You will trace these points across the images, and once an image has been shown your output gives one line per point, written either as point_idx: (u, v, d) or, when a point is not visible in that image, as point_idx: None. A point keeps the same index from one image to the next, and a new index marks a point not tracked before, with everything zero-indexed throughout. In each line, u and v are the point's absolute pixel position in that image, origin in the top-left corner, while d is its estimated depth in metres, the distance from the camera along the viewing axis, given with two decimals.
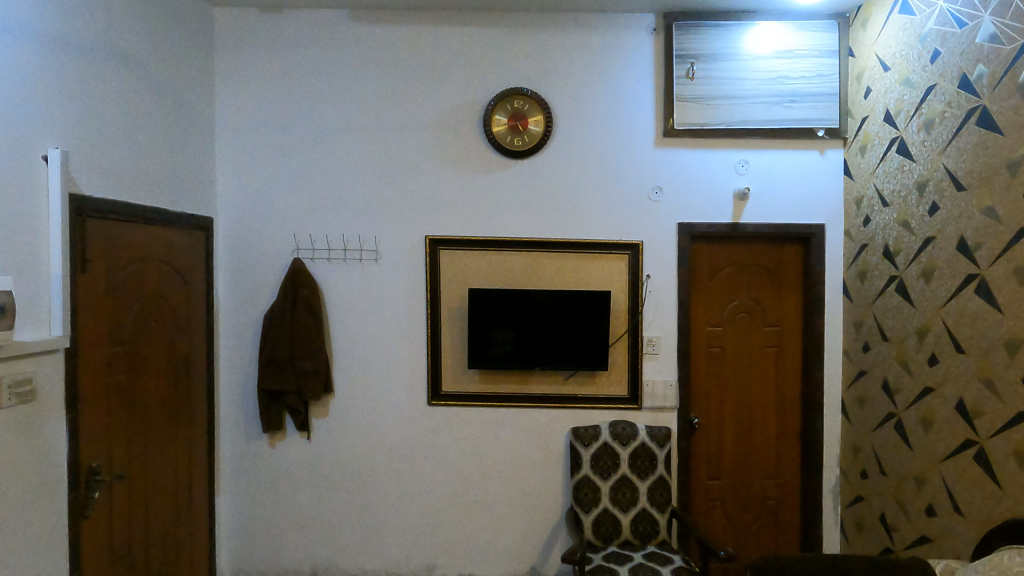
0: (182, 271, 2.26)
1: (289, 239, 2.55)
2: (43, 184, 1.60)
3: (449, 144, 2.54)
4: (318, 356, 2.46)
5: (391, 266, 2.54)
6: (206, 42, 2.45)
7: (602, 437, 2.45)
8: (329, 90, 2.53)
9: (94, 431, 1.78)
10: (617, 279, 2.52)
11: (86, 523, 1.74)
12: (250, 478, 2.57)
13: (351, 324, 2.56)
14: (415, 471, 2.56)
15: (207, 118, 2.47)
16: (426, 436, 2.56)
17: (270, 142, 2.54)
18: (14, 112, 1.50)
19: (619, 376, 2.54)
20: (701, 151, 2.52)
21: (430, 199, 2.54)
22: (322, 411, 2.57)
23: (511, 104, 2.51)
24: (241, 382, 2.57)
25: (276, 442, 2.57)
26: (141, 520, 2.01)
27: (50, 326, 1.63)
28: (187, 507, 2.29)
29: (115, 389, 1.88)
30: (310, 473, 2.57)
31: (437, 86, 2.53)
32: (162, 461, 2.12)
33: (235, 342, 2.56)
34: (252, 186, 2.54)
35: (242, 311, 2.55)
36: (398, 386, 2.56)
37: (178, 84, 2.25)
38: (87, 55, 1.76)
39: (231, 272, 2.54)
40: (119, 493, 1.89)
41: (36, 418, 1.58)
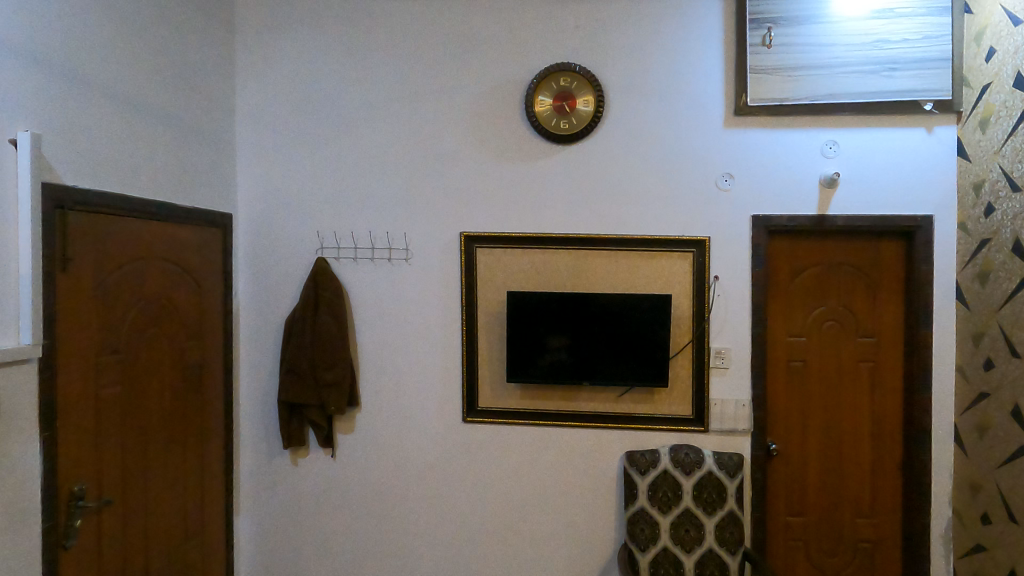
0: (193, 271, 2.06)
1: (313, 236, 2.32)
2: (11, 171, 1.40)
3: (487, 130, 2.25)
4: (343, 366, 2.22)
5: (422, 266, 2.28)
6: (224, 23, 2.26)
7: (661, 464, 2.12)
8: (356, 73, 2.30)
9: (79, 452, 1.58)
10: (680, 281, 2.17)
11: (65, 556, 1.54)
12: (271, 498, 2.36)
13: (379, 331, 2.31)
14: (449, 495, 2.29)
15: (226, 106, 2.27)
16: (460, 457, 2.28)
17: (293, 131, 2.33)
18: None
19: (682, 394, 2.19)
20: (780, 131, 2.15)
21: (466, 192, 2.26)
22: (348, 426, 2.33)
23: (557, 83, 2.20)
24: (262, 394, 2.36)
25: (299, 459, 2.35)
26: (139, 550, 1.80)
27: (19, 333, 1.42)
28: (199, 529, 2.09)
29: (109, 403, 1.69)
30: (334, 494, 2.33)
31: (474, 65, 2.25)
32: (166, 480, 1.92)
33: (256, 348, 2.35)
34: (274, 180, 2.33)
35: (264, 315, 2.35)
36: (430, 400, 2.29)
37: (189, 67, 2.04)
38: (72, 30, 1.55)
39: (252, 273, 2.34)
40: (109, 520, 1.68)
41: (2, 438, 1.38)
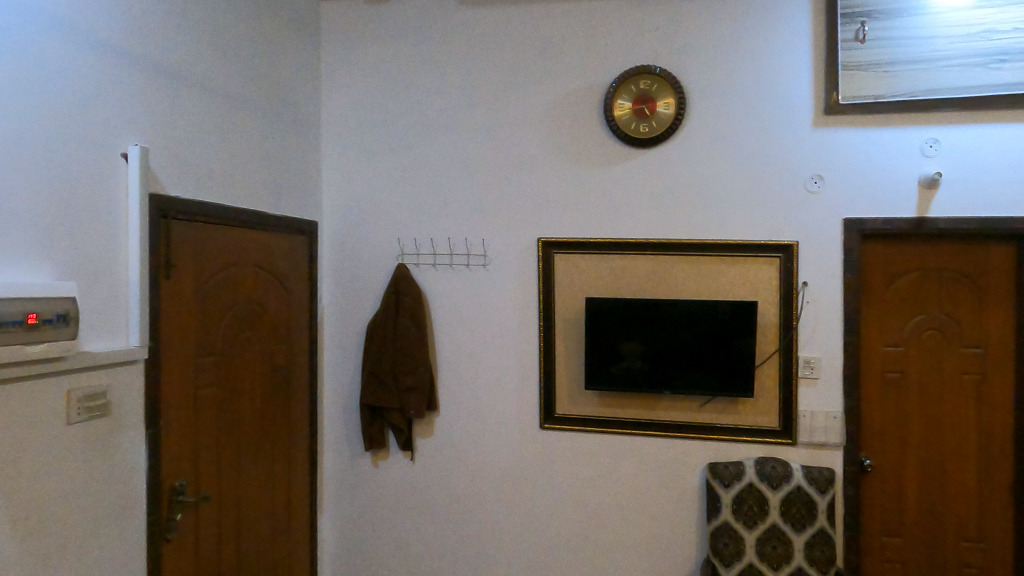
0: (282, 277, 2.14)
1: (393, 243, 2.37)
2: (122, 183, 1.49)
3: (565, 135, 2.24)
4: (422, 371, 2.25)
5: (500, 272, 2.29)
6: (311, 38, 2.34)
7: (747, 477, 2.04)
8: (436, 82, 2.33)
9: (179, 449, 1.67)
10: (766, 288, 2.09)
11: (167, 548, 1.62)
12: (353, 498, 2.42)
13: (457, 336, 2.33)
14: (526, 502, 2.28)
15: (312, 117, 2.35)
16: (538, 463, 2.27)
17: (375, 140, 2.38)
18: (89, 106, 1.39)
19: (769, 404, 2.10)
20: (874, 129, 2.04)
21: (544, 197, 2.26)
22: (426, 430, 2.36)
23: (637, 85, 2.17)
24: (345, 396, 2.42)
25: (379, 461, 2.39)
26: (232, 545, 1.88)
27: (128, 335, 1.51)
28: (286, 527, 2.16)
29: (205, 403, 1.77)
30: (413, 497, 2.37)
31: (552, 71, 2.25)
32: (256, 477, 2.00)
33: (339, 352, 2.42)
34: (357, 188, 2.40)
35: (346, 320, 2.41)
36: (507, 406, 2.29)
37: (279, 80, 2.13)
38: (175, 48, 1.64)
39: (336, 279, 2.41)
40: (205, 515, 1.76)
41: (113, 435, 1.46)
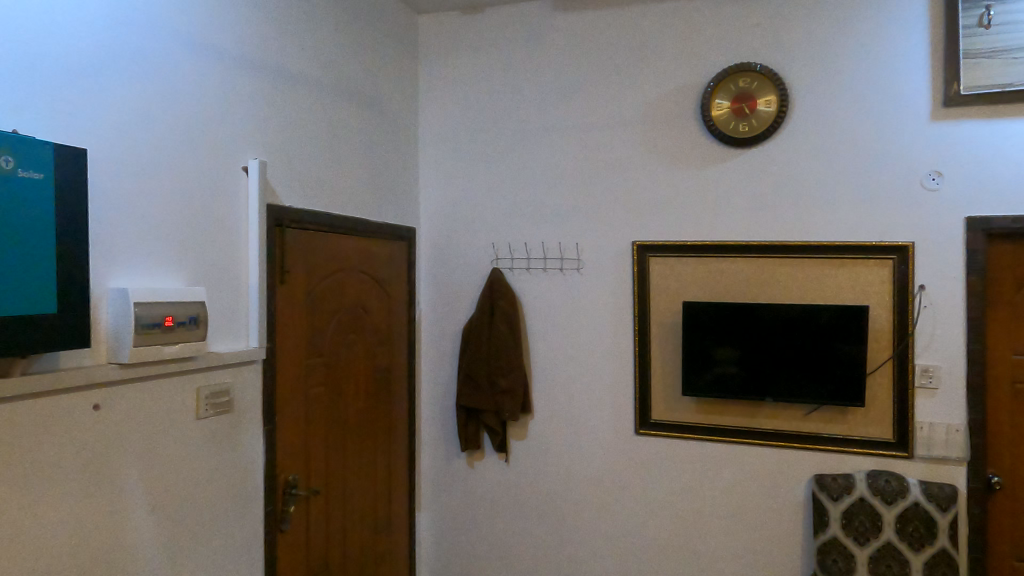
0: (383, 282, 2.22)
1: (488, 248, 2.41)
2: (243, 195, 1.59)
3: (660, 137, 2.21)
4: (517, 374, 2.28)
5: (594, 276, 2.28)
6: (410, 51, 2.43)
7: (857, 491, 1.94)
8: (530, 88, 2.36)
9: (292, 445, 1.76)
10: (878, 292, 1.99)
11: (281, 538, 1.72)
12: (449, 498, 2.48)
13: (551, 340, 2.34)
14: (621, 507, 2.26)
15: (411, 127, 2.43)
16: (633, 469, 2.25)
17: (471, 147, 2.44)
18: (215, 124, 1.50)
19: (882, 415, 1.99)
20: (1002, 120, 1.88)
21: (639, 200, 2.24)
22: (521, 433, 2.38)
23: (736, 84, 2.11)
24: (441, 397, 2.48)
25: (475, 462, 2.44)
26: (338, 538, 1.97)
27: (248, 337, 1.61)
28: (387, 523, 2.24)
29: (315, 401, 1.86)
30: (508, 498, 2.40)
31: (646, 73, 2.23)
32: (360, 474, 2.08)
33: (436, 355, 2.49)
34: (453, 195, 2.46)
35: (443, 323, 2.47)
36: (602, 410, 2.28)
37: (381, 93, 2.22)
38: (288, 67, 1.75)
39: (433, 283, 2.48)
40: (315, 508, 1.85)
41: (235, 430, 1.56)
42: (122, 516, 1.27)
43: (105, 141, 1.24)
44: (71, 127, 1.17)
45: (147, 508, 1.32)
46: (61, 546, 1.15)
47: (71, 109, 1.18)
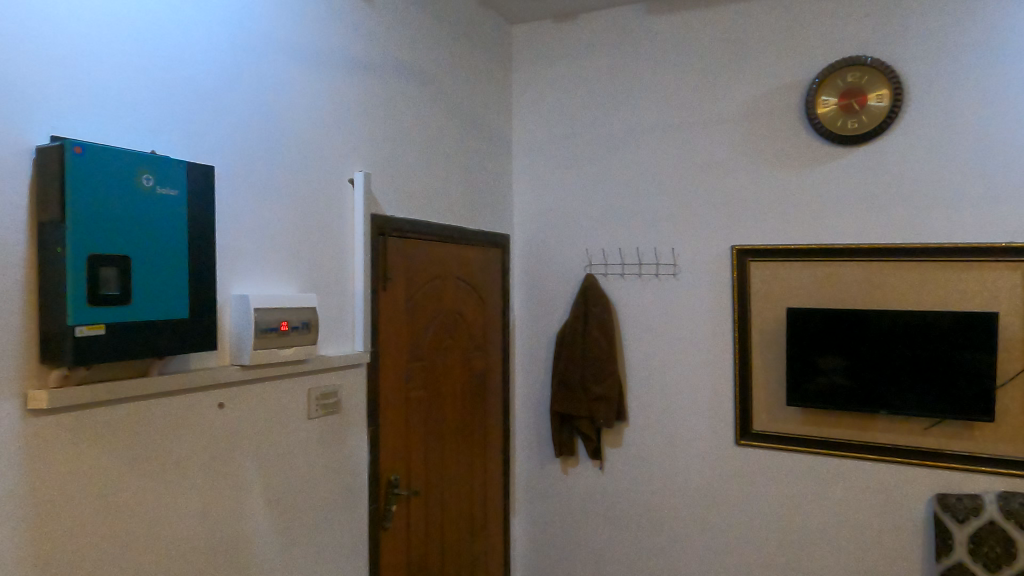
0: (479, 288, 2.26)
1: (581, 254, 2.41)
2: (349, 205, 1.67)
3: (761, 136, 2.14)
4: (611, 380, 2.25)
5: (691, 282, 2.23)
6: (504, 61, 2.47)
7: (987, 514, 1.79)
8: (624, 93, 2.35)
9: (394, 445, 1.83)
10: (1008, 297, 1.83)
11: (384, 535, 1.78)
12: (544, 503, 2.48)
13: (646, 346, 2.31)
14: (722, 520, 2.19)
15: (505, 136, 2.47)
16: (734, 480, 2.17)
17: (564, 153, 2.44)
18: (324, 139, 1.58)
19: (1014, 431, 1.83)
20: None
21: (738, 203, 2.17)
22: (616, 440, 2.35)
23: (844, 79, 2.01)
24: (535, 403, 2.49)
25: (569, 468, 2.44)
26: (437, 538, 2.01)
27: (354, 341, 1.69)
28: (483, 525, 2.28)
29: (415, 404, 1.92)
30: (603, 505, 2.38)
31: (746, 71, 2.16)
32: (457, 476, 2.12)
33: (530, 360, 2.50)
34: (546, 201, 2.47)
35: (536, 329, 2.49)
36: (700, 419, 2.22)
37: (477, 103, 2.27)
38: (390, 82, 1.82)
39: (527, 289, 2.50)
40: (415, 508, 1.91)
41: (342, 430, 1.63)
42: (242, 508, 1.35)
43: (230, 158, 1.34)
44: (200, 146, 1.27)
45: (263, 501, 1.40)
46: (190, 534, 1.24)
47: (200, 129, 1.27)
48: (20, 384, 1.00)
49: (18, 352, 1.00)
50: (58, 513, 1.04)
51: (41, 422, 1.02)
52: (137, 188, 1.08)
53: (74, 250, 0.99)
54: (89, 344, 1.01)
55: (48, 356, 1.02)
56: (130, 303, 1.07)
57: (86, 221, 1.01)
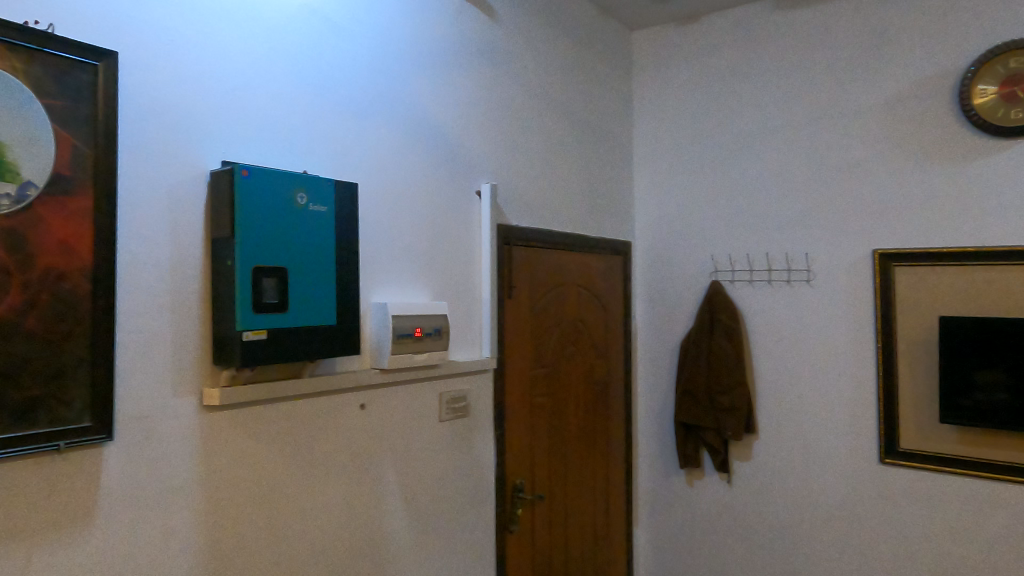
0: (601, 296, 2.26)
1: (706, 260, 2.35)
2: (477, 216, 1.73)
3: (906, 132, 2.00)
4: (740, 391, 2.17)
5: (827, 288, 2.11)
6: (625, 68, 2.46)
7: None
8: (751, 93, 2.27)
9: (519, 450, 1.87)
10: None
11: (509, 537, 1.82)
12: (668, 515, 2.43)
13: (778, 356, 2.20)
14: (864, 543, 2.05)
15: (627, 142, 2.46)
16: (877, 501, 2.03)
17: (687, 158, 2.39)
18: (455, 153, 1.66)
19: None
20: None
21: (880, 204, 2.03)
22: (745, 453, 2.27)
23: (1005, 66, 1.84)
24: (658, 412, 2.45)
25: (694, 481, 2.37)
26: (560, 543, 2.03)
27: (481, 347, 1.75)
28: (605, 534, 2.26)
29: (539, 409, 1.95)
30: (731, 521, 2.29)
31: (888, 63, 2.03)
32: (580, 482, 2.13)
33: (652, 368, 2.47)
34: (669, 208, 2.43)
35: (659, 337, 2.45)
36: (838, 434, 2.09)
37: (598, 110, 2.27)
38: (514, 95, 1.87)
39: (649, 297, 2.47)
40: (539, 513, 1.94)
41: (471, 433, 1.69)
42: (380, 503, 1.43)
43: (370, 175, 1.43)
44: (345, 165, 1.37)
45: (400, 498, 1.48)
46: (335, 525, 1.33)
47: (344, 150, 1.37)
48: (197, 382, 1.13)
49: (196, 354, 1.13)
50: (226, 500, 1.16)
51: (213, 417, 1.14)
52: (293, 205, 1.19)
53: (242, 263, 1.10)
54: (254, 347, 1.12)
55: (220, 358, 1.13)
56: (287, 309, 1.17)
57: (252, 236, 1.12)
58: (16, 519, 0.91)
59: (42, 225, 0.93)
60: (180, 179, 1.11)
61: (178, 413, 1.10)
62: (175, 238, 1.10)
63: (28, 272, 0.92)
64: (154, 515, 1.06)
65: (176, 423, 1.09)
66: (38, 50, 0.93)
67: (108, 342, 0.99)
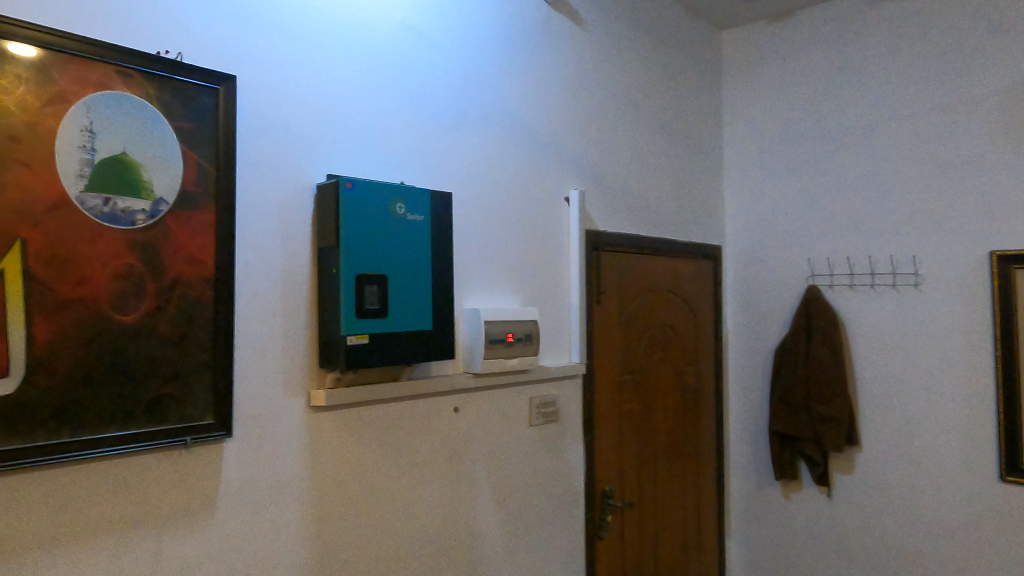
0: (691, 301, 2.22)
1: (802, 264, 2.26)
2: (565, 223, 1.74)
3: None
4: (841, 401, 2.07)
5: (937, 293, 1.99)
6: (714, 68, 2.41)
7: None
8: (850, 89, 2.17)
9: (608, 456, 1.86)
10: None
11: (599, 544, 1.81)
12: (762, 528, 2.35)
13: (883, 365, 2.09)
14: (982, 566, 1.91)
15: (716, 144, 2.40)
16: (998, 522, 1.88)
17: (781, 159, 2.32)
18: (544, 161, 1.68)
19: None
20: None
21: (997, 202, 1.90)
22: (847, 466, 2.16)
23: None
24: (751, 422, 2.37)
25: (791, 493, 2.28)
26: (650, 552, 2.00)
27: (570, 353, 1.76)
28: (696, 545, 2.21)
29: (628, 416, 1.94)
30: (831, 537, 2.19)
31: (1006, 52, 1.90)
32: (670, 491, 2.09)
33: (745, 376, 2.39)
34: (761, 210, 2.36)
35: (752, 344, 2.37)
36: (952, 449, 1.96)
37: (686, 113, 2.24)
38: (601, 100, 1.87)
39: (741, 302, 2.40)
40: (629, 521, 1.92)
41: (560, 438, 1.70)
42: (474, 504, 1.46)
43: (463, 184, 1.47)
44: (439, 175, 1.42)
45: (492, 500, 1.51)
46: (431, 525, 1.37)
47: (438, 160, 1.42)
48: (305, 384, 1.19)
49: (304, 358, 1.19)
50: (331, 497, 1.21)
51: (319, 418, 1.21)
52: (392, 215, 1.24)
53: (347, 271, 1.16)
54: (357, 351, 1.17)
55: (326, 361, 1.20)
56: (387, 315, 1.22)
57: (355, 245, 1.18)
58: (149, 508, 0.99)
59: (171, 238, 1.01)
60: (290, 192, 1.18)
61: (288, 413, 1.16)
62: (285, 248, 1.17)
63: (161, 281, 1.00)
64: (267, 508, 1.12)
65: (286, 423, 1.16)
66: (169, 78, 1.01)
67: (227, 345, 1.07)
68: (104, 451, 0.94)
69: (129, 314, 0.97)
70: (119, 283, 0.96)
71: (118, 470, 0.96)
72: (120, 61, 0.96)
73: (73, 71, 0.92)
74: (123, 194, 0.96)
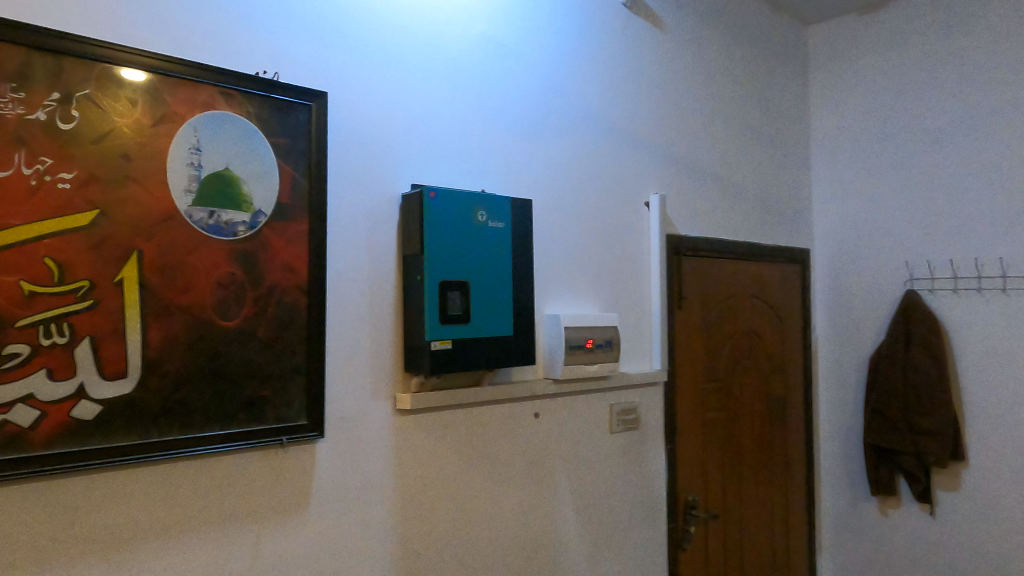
0: (777, 307, 2.14)
1: (899, 267, 2.14)
2: (645, 228, 1.72)
3: None
4: (944, 413, 1.94)
5: None
6: (800, 65, 2.32)
7: None
8: (950, 81, 2.04)
9: (691, 465, 1.81)
10: None
11: (682, 556, 1.77)
12: (856, 545, 2.23)
13: (992, 376, 1.95)
14: None
15: (803, 144, 2.31)
16: None
17: (875, 158, 2.21)
18: (623, 166, 1.66)
19: None
20: None
21: None
22: (951, 483, 2.02)
23: None
24: (843, 433, 2.26)
25: (888, 510, 2.16)
26: (735, 565, 1.94)
27: (651, 360, 1.73)
28: (784, 560, 2.12)
29: (711, 424, 1.89)
30: (934, 557, 2.05)
31: None
32: (756, 503, 2.02)
33: (836, 385, 2.29)
34: (853, 212, 2.25)
35: (843, 352, 2.26)
36: None
37: (771, 112, 2.17)
38: (682, 103, 1.84)
39: (831, 308, 2.30)
40: (713, 532, 1.86)
41: (641, 446, 1.67)
42: (555, 511, 1.46)
43: (543, 191, 1.48)
44: (519, 182, 1.43)
45: (573, 507, 1.50)
46: (512, 530, 1.38)
47: (518, 167, 1.43)
48: (391, 388, 1.23)
49: (390, 363, 1.23)
50: (415, 499, 1.24)
51: (404, 421, 1.24)
52: (474, 223, 1.26)
53: (430, 278, 1.19)
54: (440, 356, 1.20)
55: (410, 366, 1.23)
56: (470, 321, 1.25)
57: (439, 253, 1.21)
58: (247, 503, 1.05)
59: (268, 248, 1.07)
60: (377, 203, 1.22)
61: (375, 416, 1.20)
62: (372, 257, 1.21)
63: (259, 289, 1.06)
64: (356, 507, 1.16)
65: (374, 426, 1.20)
66: (265, 96, 1.07)
67: (318, 349, 1.12)
68: (208, 448, 1.00)
69: (230, 320, 1.03)
70: (222, 290, 1.02)
71: (220, 466, 1.02)
72: (222, 82, 1.03)
73: (182, 94, 0.99)
74: (225, 207, 1.03)
